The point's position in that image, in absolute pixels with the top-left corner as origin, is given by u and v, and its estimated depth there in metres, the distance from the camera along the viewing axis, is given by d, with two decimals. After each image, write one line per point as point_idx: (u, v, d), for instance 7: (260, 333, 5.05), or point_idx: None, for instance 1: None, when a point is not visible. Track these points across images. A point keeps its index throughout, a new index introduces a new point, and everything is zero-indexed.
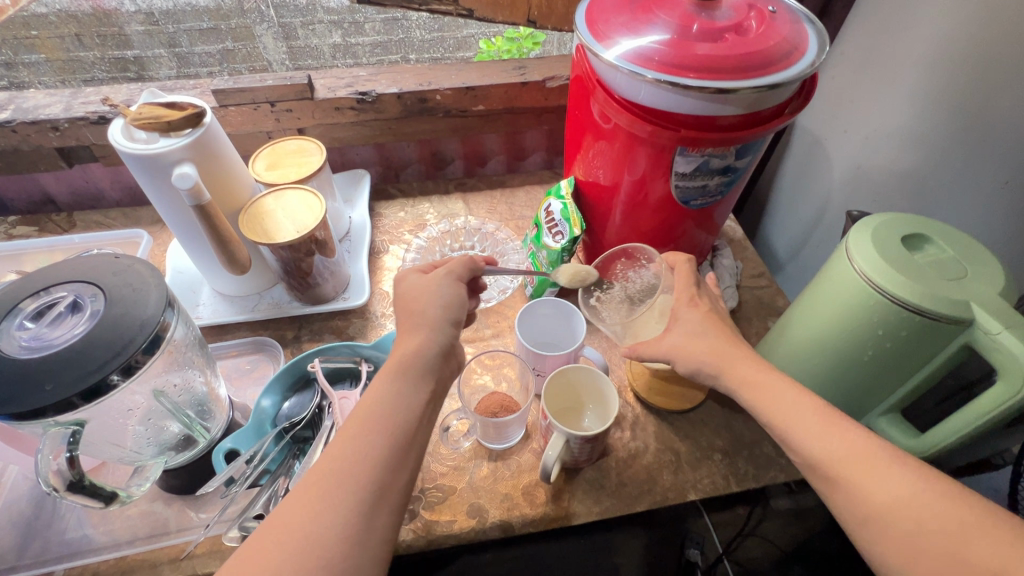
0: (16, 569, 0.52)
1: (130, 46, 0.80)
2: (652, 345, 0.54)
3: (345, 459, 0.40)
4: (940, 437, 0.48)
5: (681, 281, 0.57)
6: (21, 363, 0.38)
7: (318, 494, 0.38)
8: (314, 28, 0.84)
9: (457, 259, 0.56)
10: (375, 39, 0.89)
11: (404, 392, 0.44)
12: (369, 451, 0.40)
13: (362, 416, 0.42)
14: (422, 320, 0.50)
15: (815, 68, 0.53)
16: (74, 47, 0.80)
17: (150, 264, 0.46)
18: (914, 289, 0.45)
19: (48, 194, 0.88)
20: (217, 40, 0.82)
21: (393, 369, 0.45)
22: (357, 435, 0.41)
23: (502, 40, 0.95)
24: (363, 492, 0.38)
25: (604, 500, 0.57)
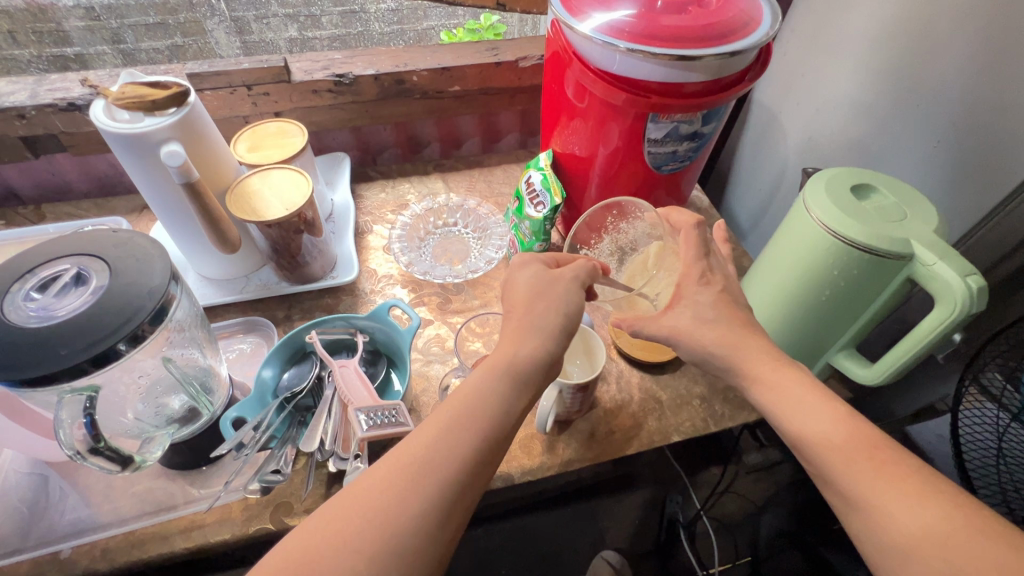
0: (21, 551, 0.52)
1: (69, 43, 0.80)
2: (651, 323, 0.58)
3: (431, 447, 0.40)
4: (891, 362, 0.54)
5: (691, 253, 0.58)
6: (30, 332, 0.39)
7: (405, 481, 0.38)
8: (270, 22, 0.85)
9: (578, 263, 0.54)
10: (332, 34, 0.91)
11: (508, 396, 0.44)
12: (460, 447, 0.41)
13: (466, 405, 0.43)
14: (540, 325, 0.49)
15: (769, 37, 0.58)
16: (7, 45, 0.79)
17: (149, 237, 0.47)
18: (864, 230, 0.50)
19: (11, 187, 0.86)
20: (165, 35, 0.83)
21: (497, 366, 0.46)
22: (448, 428, 0.41)
23: (462, 31, 0.99)
24: (446, 488, 0.39)
25: (595, 447, 0.61)
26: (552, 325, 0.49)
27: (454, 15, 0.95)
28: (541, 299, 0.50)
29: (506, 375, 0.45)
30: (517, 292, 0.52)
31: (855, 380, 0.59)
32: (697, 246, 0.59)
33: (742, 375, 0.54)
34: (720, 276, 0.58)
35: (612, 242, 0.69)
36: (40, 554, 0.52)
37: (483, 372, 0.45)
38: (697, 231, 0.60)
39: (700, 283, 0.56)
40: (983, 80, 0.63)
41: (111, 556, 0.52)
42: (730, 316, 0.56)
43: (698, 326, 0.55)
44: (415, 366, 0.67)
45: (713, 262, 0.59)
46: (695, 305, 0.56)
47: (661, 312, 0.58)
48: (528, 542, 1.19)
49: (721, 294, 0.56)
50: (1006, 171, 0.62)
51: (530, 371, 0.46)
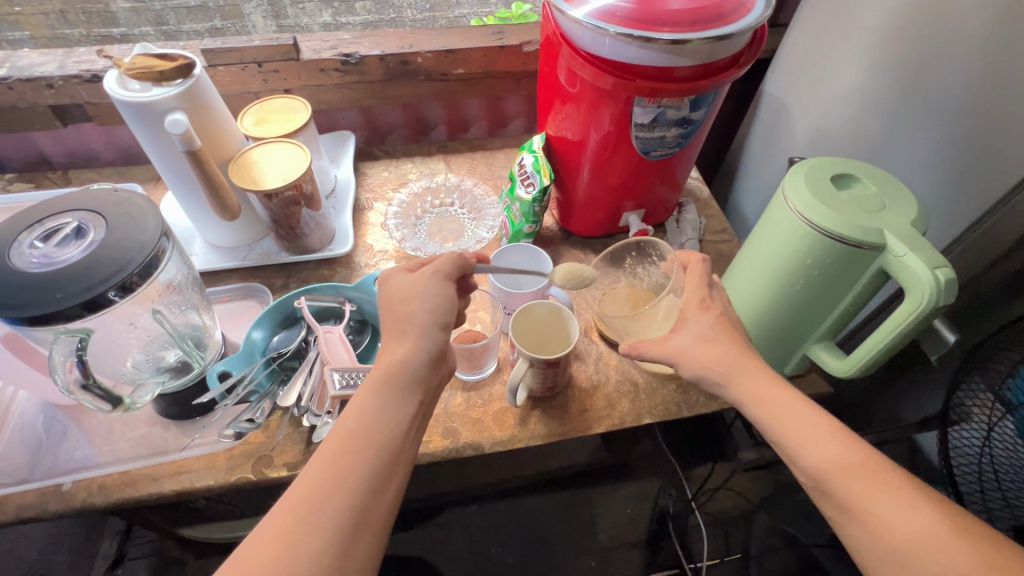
0: (28, 481, 0.57)
1: (118, 23, 0.85)
2: (656, 345, 0.57)
3: (321, 475, 0.41)
4: (863, 354, 0.54)
5: (694, 282, 0.59)
6: (32, 276, 0.43)
7: (302, 514, 0.39)
8: (303, 7, 0.91)
9: (443, 256, 0.56)
10: (365, 18, 0.94)
11: (388, 409, 0.45)
12: (350, 468, 0.42)
13: (349, 427, 0.44)
14: (412, 329, 0.50)
15: (760, 22, 0.57)
16: (58, 24, 0.85)
17: (147, 198, 0.51)
18: (837, 220, 0.50)
19: (43, 153, 0.92)
20: (205, 18, 0.88)
21: (379, 380, 0.46)
22: (335, 456, 0.42)
23: (495, 19, 0.98)
24: (345, 509, 0.40)
25: (566, 423, 0.63)
26: (430, 329, 0.51)
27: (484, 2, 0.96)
28: (410, 311, 0.51)
29: (387, 387, 0.46)
30: (389, 302, 0.53)
31: (830, 372, 0.58)
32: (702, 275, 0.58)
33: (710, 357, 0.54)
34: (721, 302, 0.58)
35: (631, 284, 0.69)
36: (43, 486, 0.56)
37: (366, 391, 0.46)
38: (703, 265, 0.59)
39: (701, 308, 0.56)
40: (989, 72, 0.61)
41: (106, 492, 0.56)
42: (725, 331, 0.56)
43: (697, 343, 0.55)
44: None
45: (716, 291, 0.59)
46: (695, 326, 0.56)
47: (667, 336, 0.57)
48: (519, 523, 1.19)
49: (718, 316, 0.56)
50: (1005, 168, 0.61)
51: (415, 379, 0.48)
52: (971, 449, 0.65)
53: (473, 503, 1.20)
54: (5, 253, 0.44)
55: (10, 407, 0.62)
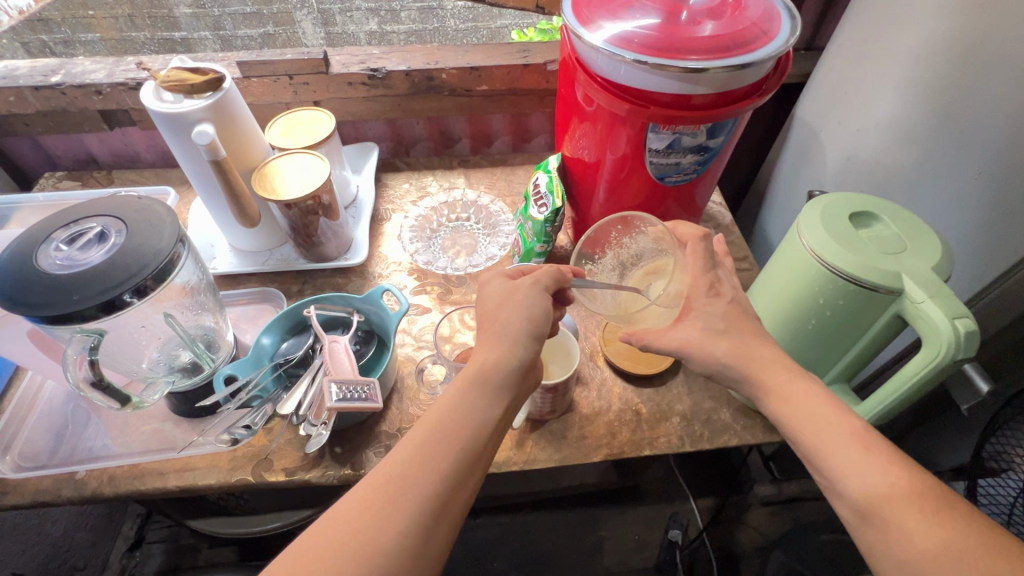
0: (47, 467, 0.60)
1: (178, 28, 0.91)
2: (661, 336, 0.56)
3: (405, 466, 0.42)
4: (877, 402, 0.51)
5: (698, 266, 0.58)
6: (54, 277, 0.45)
7: (387, 496, 0.41)
8: (352, 15, 0.94)
9: (543, 268, 0.55)
10: (409, 28, 0.97)
11: (479, 404, 0.46)
12: (433, 462, 0.43)
13: (438, 416, 0.45)
14: (506, 332, 0.50)
15: (782, 51, 0.56)
16: (126, 28, 0.91)
17: (166, 205, 0.53)
18: (852, 260, 0.48)
19: (91, 153, 0.98)
20: (259, 24, 0.93)
21: (474, 379, 0.47)
22: (425, 444, 0.43)
23: (534, 30, 0.99)
24: (427, 504, 0.41)
25: (563, 449, 0.62)
26: (525, 331, 0.50)
27: (526, 15, 0.97)
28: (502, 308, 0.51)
29: (484, 393, 0.47)
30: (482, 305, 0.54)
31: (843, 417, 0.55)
32: (704, 259, 0.58)
33: None
34: (728, 287, 0.57)
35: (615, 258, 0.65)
36: (60, 472, 0.59)
37: (457, 385, 0.47)
38: (704, 244, 0.58)
39: (709, 295, 0.56)
40: None
41: (115, 483, 0.58)
42: (738, 324, 0.55)
43: (706, 338, 0.54)
44: (405, 350, 0.70)
45: (721, 273, 0.59)
46: (703, 317, 0.55)
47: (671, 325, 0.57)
48: (524, 539, 1.17)
49: (729, 306, 0.55)
50: None
51: (505, 375, 0.48)
52: (1004, 497, 0.62)
53: (478, 516, 1.19)
54: (32, 253, 0.47)
55: (38, 394, 0.66)
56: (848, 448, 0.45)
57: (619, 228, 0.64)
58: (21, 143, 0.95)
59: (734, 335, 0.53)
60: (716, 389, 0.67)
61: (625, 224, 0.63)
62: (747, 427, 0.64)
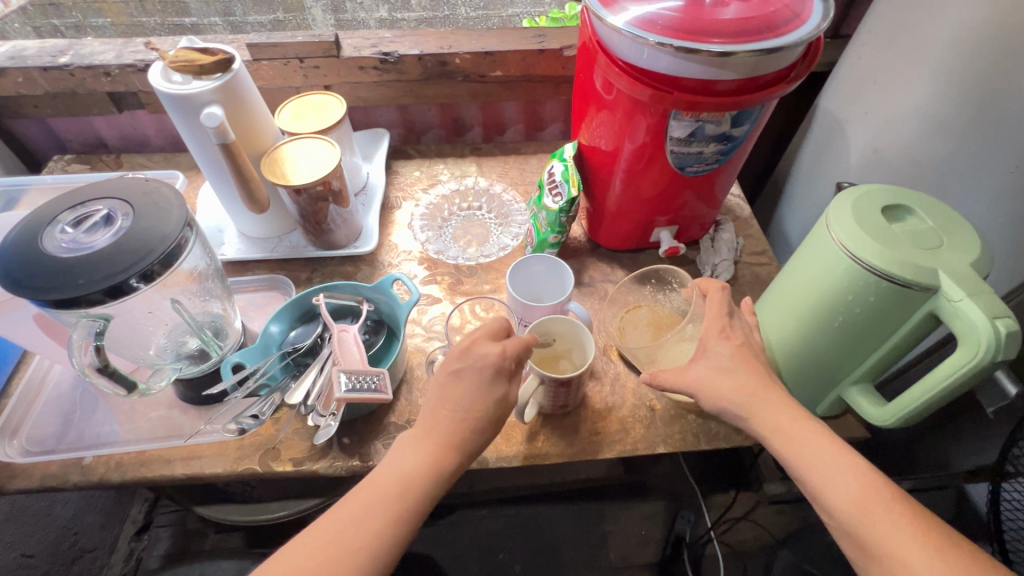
0: (54, 452, 0.59)
1: (188, 14, 0.90)
2: (675, 375, 0.54)
3: (372, 542, 0.44)
4: (905, 403, 0.49)
5: (714, 310, 0.55)
6: (58, 260, 0.44)
7: (343, 570, 0.43)
8: (361, 2, 0.94)
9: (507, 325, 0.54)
10: (420, 14, 0.95)
11: (441, 478, 0.48)
12: (395, 536, 0.45)
13: (400, 493, 0.46)
14: (482, 410, 0.49)
15: (815, 35, 0.53)
16: (136, 13, 0.90)
17: (174, 188, 0.52)
18: (885, 255, 0.46)
19: (100, 136, 0.97)
20: (269, 10, 0.92)
21: (440, 457, 0.48)
22: (385, 523, 0.45)
23: (545, 20, 0.96)
24: (379, 571, 0.44)
25: (575, 445, 0.60)
26: (497, 413, 0.50)
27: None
28: (483, 392, 0.49)
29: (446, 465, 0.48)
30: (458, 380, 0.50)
31: (867, 419, 0.53)
32: (722, 306, 0.55)
33: (734, 390, 0.51)
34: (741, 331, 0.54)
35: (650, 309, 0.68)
36: (68, 457, 0.59)
37: (424, 458, 0.48)
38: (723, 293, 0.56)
39: (720, 337, 0.53)
40: None
41: (122, 469, 0.58)
42: (744, 355, 0.53)
43: (717, 379, 0.51)
44: (415, 340, 0.69)
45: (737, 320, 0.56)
46: (713, 357, 0.53)
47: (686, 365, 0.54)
48: (529, 532, 1.16)
49: (739, 347, 0.53)
50: None
51: (468, 455, 0.49)
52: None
53: (484, 508, 1.18)
54: (38, 236, 0.46)
55: (45, 378, 0.65)
56: (852, 484, 0.44)
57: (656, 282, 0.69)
58: (30, 125, 0.95)
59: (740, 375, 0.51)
60: None
61: (660, 280, 0.69)
62: None
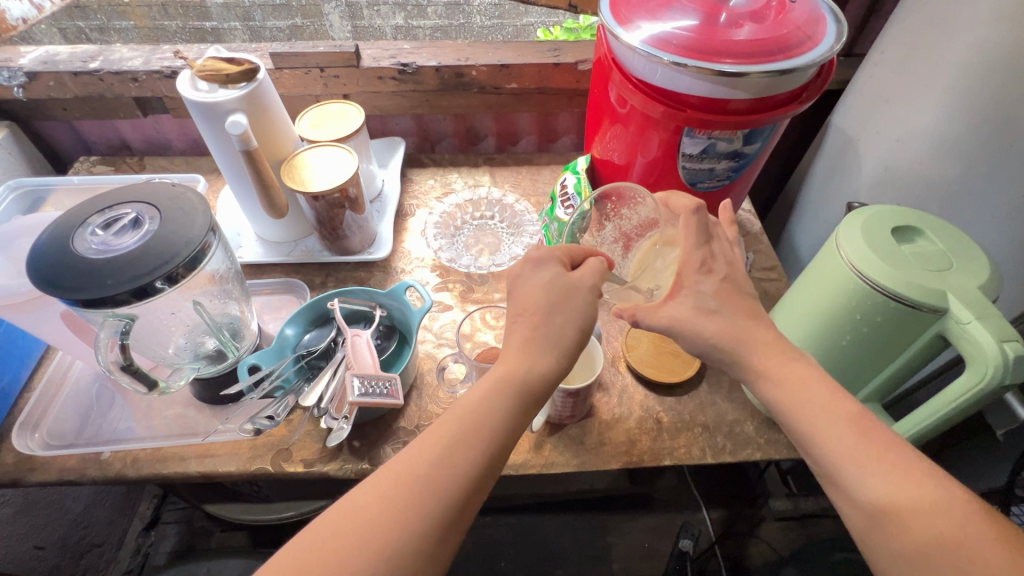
0: (73, 446, 0.61)
1: (209, 17, 0.93)
2: (652, 313, 0.53)
3: (432, 470, 0.41)
4: (912, 423, 0.49)
5: (690, 241, 0.54)
6: (89, 261, 0.46)
7: (408, 493, 0.39)
8: (379, 9, 0.95)
9: (584, 256, 0.53)
10: (435, 23, 0.97)
11: (511, 407, 0.44)
12: (456, 468, 0.41)
13: (467, 416, 0.44)
14: (548, 327, 0.47)
15: (828, 57, 0.54)
16: (159, 16, 0.92)
17: (200, 194, 0.54)
18: (893, 275, 0.46)
19: (125, 139, 1.00)
20: (288, 16, 0.93)
21: (507, 380, 0.45)
22: (453, 447, 0.42)
23: (560, 30, 0.98)
24: (448, 506, 0.40)
25: (582, 455, 0.61)
26: (563, 328, 0.48)
27: (553, 13, 0.97)
28: (551, 300, 0.48)
29: (515, 390, 0.45)
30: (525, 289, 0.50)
31: None
32: (697, 233, 0.54)
33: None
34: (722, 264, 0.54)
35: (615, 229, 0.66)
36: (86, 451, 0.60)
37: (491, 382, 0.45)
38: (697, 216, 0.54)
39: (701, 272, 0.53)
40: None
41: (138, 465, 0.59)
42: (754, 335, 0.50)
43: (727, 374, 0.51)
44: (425, 346, 0.70)
45: (715, 249, 0.55)
46: (694, 295, 0.52)
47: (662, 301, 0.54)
48: (532, 540, 1.16)
49: (722, 283, 0.52)
50: None
51: (539, 381, 0.46)
52: None
53: (487, 515, 1.18)
54: (69, 237, 0.48)
55: (67, 374, 0.67)
56: (847, 437, 0.43)
57: (611, 203, 0.64)
58: (58, 127, 0.97)
59: (724, 315, 0.51)
60: (739, 400, 0.65)
61: (620, 199, 0.63)
62: (770, 441, 0.62)
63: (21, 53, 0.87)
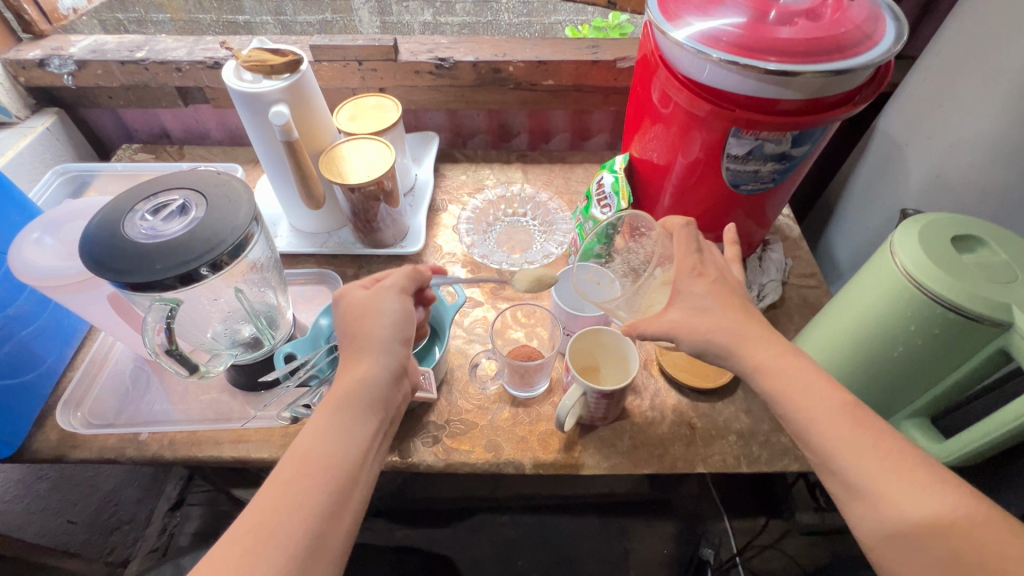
0: (114, 426, 0.62)
1: (242, 13, 0.97)
2: (651, 322, 0.53)
3: (268, 510, 0.40)
4: (966, 441, 0.47)
5: (682, 248, 0.56)
6: (138, 246, 0.47)
7: (249, 543, 0.39)
8: (408, 6, 0.97)
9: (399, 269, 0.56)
10: (464, 20, 0.98)
11: (344, 431, 0.45)
12: (301, 499, 0.41)
13: (298, 453, 0.44)
14: (369, 345, 0.50)
15: (887, 58, 0.52)
16: (195, 10, 0.96)
17: (244, 183, 0.54)
18: (952, 286, 0.45)
19: (166, 128, 1.02)
20: (318, 11, 0.97)
21: (336, 407, 0.46)
22: (290, 485, 0.42)
23: (588, 28, 0.97)
24: (298, 545, 0.39)
25: (612, 457, 0.60)
26: (384, 343, 0.50)
27: (583, 10, 0.96)
28: (366, 321, 0.51)
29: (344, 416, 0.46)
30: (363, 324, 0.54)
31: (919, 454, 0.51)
32: (688, 242, 0.57)
33: None
34: (712, 268, 0.55)
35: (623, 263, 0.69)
36: (125, 432, 0.62)
37: (322, 417, 0.46)
38: (687, 231, 0.57)
39: (692, 275, 0.54)
40: None
41: (174, 447, 0.60)
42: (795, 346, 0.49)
43: None
44: (457, 342, 0.70)
45: (706, 256, 0.57)
46: (689, 298, 0.52)
47: (662, 310, 0.54)
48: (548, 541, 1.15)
49: (714, 284, 0.53)
50: None
51: (367, 398, 0.47)
52: None
53: (504, 513, 1.18)
54: (120, 222, 0.49)
55: (109, 355, 0.69)
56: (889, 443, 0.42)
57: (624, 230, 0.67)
58: (103, 114, 1.00)
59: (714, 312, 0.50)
60: None
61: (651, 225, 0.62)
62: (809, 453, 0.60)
63: (72, 41, 0.90)
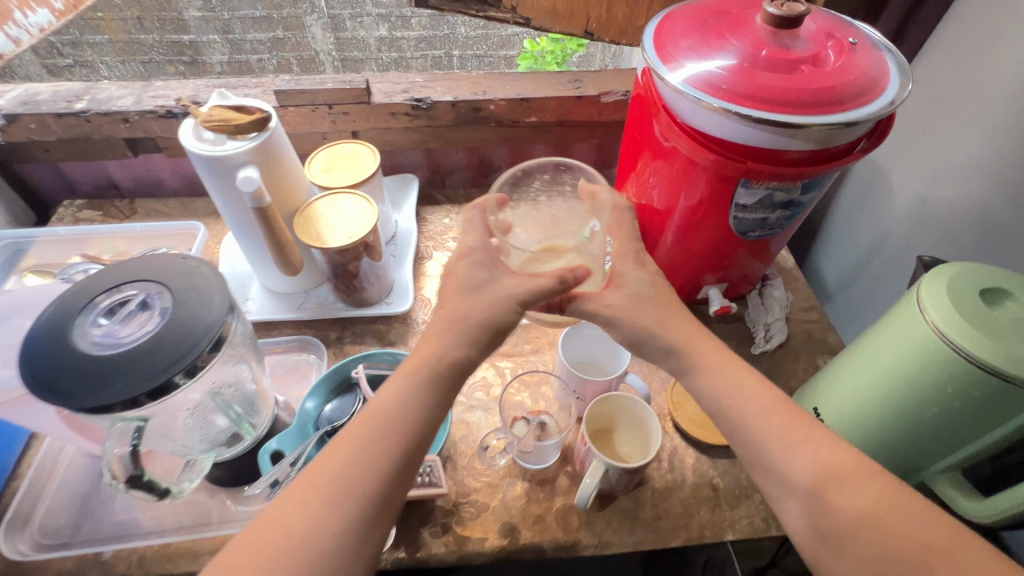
0: (70, 546, 0.54)
1: (187, 31, 0.88)
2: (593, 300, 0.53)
3: (344, 465, 0.41)
4: (1007, 504, 0.45)
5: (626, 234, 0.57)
6: (95, 359, 0.40)
7: (321, 485, 0.40)
8: (361, 21, 0.90)
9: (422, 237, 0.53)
10: (420, 35, 0.95)
11: (419, 399, 0.45)
12: (371, 455, 0.42)
13: (378, 412, 0.44)
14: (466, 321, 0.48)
15: (894, 105, 0.51)
16: (135, 30, 0.87)
17: (214, 266, 0.48)
18: (986, 346, 0.43)
19: (113, 179, 0.92)
20: (268, 28, 0.90)
21: (416, 369, 0.46)
22: (362, 443, 0.42)
23: (545, 41, 0.97)
24: (365, 504, 0.40)
25: (636, 531, 0.56)
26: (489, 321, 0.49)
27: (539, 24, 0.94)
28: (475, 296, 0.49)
29: (423, 387, 0.45)
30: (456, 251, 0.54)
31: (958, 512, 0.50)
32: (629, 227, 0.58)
33: None
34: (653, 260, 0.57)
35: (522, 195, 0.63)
36: (85, 551, 0.54)
37: (402, 381, 0.46)
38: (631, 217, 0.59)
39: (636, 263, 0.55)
40: None
41: (145, 565, 0.53)
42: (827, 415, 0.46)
43: None
44: (457, 411, 0.65)
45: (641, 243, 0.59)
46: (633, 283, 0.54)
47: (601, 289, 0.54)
48: None
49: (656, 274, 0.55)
50: None
51: (445, 366, 0.46)
52: None
53: None
54: (66, 330, 0.42)
55: (59, 458, 0.60)
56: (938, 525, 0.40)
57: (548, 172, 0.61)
58: (40, 168, 0.90)
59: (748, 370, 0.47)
60: None
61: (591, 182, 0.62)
62: None
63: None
